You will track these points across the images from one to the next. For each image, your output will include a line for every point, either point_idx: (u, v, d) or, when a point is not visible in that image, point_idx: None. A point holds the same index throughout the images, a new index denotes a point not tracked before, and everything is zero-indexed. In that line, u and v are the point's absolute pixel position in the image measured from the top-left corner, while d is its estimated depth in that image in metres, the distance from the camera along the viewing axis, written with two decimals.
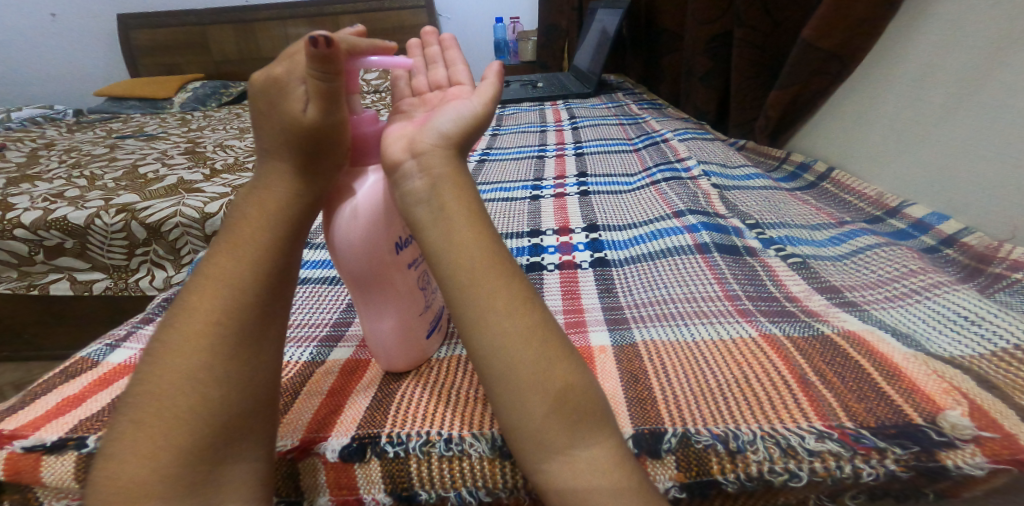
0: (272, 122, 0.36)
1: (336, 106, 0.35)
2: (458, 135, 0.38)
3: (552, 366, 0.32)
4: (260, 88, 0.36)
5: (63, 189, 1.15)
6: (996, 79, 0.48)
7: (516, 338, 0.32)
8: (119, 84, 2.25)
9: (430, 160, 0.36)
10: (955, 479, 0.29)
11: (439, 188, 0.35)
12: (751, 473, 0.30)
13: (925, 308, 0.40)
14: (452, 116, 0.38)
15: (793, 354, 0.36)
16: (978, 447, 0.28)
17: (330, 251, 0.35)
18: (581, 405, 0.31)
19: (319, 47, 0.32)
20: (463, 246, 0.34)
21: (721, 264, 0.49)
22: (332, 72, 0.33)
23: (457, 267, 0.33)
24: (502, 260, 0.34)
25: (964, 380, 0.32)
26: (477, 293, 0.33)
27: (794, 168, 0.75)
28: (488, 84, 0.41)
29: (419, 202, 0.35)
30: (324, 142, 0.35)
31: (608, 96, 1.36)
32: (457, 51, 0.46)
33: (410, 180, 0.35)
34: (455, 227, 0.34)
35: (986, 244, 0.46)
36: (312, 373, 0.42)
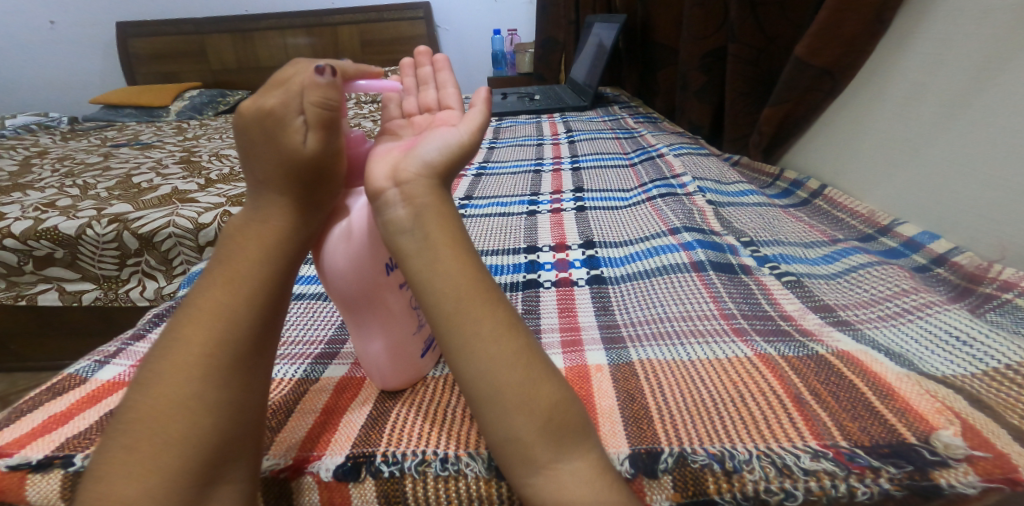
0: (267, 152, 0.36)
1: (336, 134, 0.37)
2: (442, 164, 0.38)
3: (535, 386, 0.32)
4: (252, 118, 0.36)
5: (56, 198, 1.14)
6: (986, 98, 0.49)
7: (502, 362, 0.32)
8: (116, 92, 2.25)
9: (413, 190, 0.36)
10: (950, 499, 0.29)
11: (423, 217, 0.35)
12: (748, 493, 0.30)
13: (916, 328, 0.40)
14: (437, 145, 0.39)
15: (788, 374, 0.37)
16: (970, 466, 0.28)
17: (322, 279, 0.36)
18: (569, 419, 0.32)
19: (324, 76, 0.35)
20: (450, 273, 0.34)
21: (717, 283, 0.50)
22: (334, 101, 0.36)
23: (447, 292, 0.34)
24: (485, 287, 0.35)
25: (957, 400, 0.32)
26: (464, 319, 0.33)
27: (787, 185, 0.76)
28: (476, 111, 0.41)
29: (403, 232, 0.35)
30: (321, 170, 0.36)
31: (604, 109, 1.38)
32: (450, 72, 0.47)
33: (393, 208, 0.35)
34: (438, 254, 0.35)
35: (977, 264, 0.46)
36: (306, 391, 0.42)
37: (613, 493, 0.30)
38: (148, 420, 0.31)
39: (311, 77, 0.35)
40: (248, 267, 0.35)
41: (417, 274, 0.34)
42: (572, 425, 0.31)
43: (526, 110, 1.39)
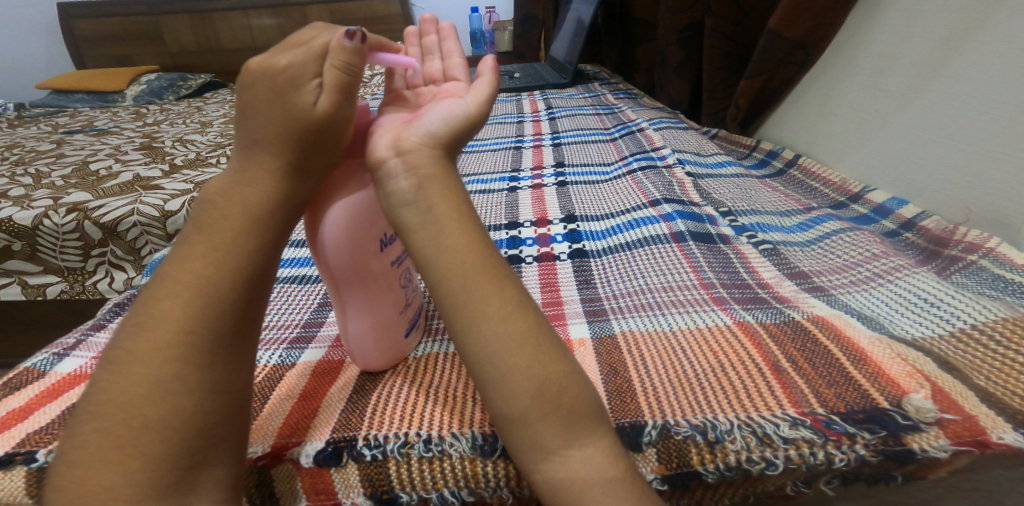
0: (271, 112, 0.33)
1: (353, 100, 0.34)
2: (447, 135, 0.36)
3: (546, 366, 0.31)
4: (260, 76, 0.33)
5: (7, 188, 1.08)
6: (952, 68, 0.50)
7: (510, 345, 0.31)
8: (68, 75, 2.12)
9: (416, 159, 0.34)
10: (921, 462, 0.30)
11: (427, 190, 0.34)
12: (730, 463, 0.30)
13: (886, 291, 0.41)
14: (442, 115, 0.37)
15: (766, 341, 0.37)
16: (941, 430, 0.29)
17: (312, 250, 0.34)
18: (574, 403, 0.31)
19: (354, 41, 0.33)
20: (455, 252, 0.33)
21: (696, 253, 0.50)
22: (357, 68, 0.33)
23: (450, 272, 0.32)
24: (494, 266, 0.34)
25: (927, 363, 0.33)
26: (470, 298, 0.32)
27: (762, 156, 0.77)
28: (483, 83, 0.39)
29: (405, 204, 0.33)
30: (328, 137, 0.34)
31: (584, 86, 1.36)
32: (456, 42, 0.44)
33: (394, 179, 0.34)
34: (444, 231, 0.33)
35: (943, 228, 0.48)
36: (282, 377, 0.41)
37: (628, 470, 0.30)
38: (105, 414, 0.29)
39: (338, 40, 0.33)
40: (216, 241, 0.33)
41: (424, 254, 0.33)
42: (585, 407, 0.31)
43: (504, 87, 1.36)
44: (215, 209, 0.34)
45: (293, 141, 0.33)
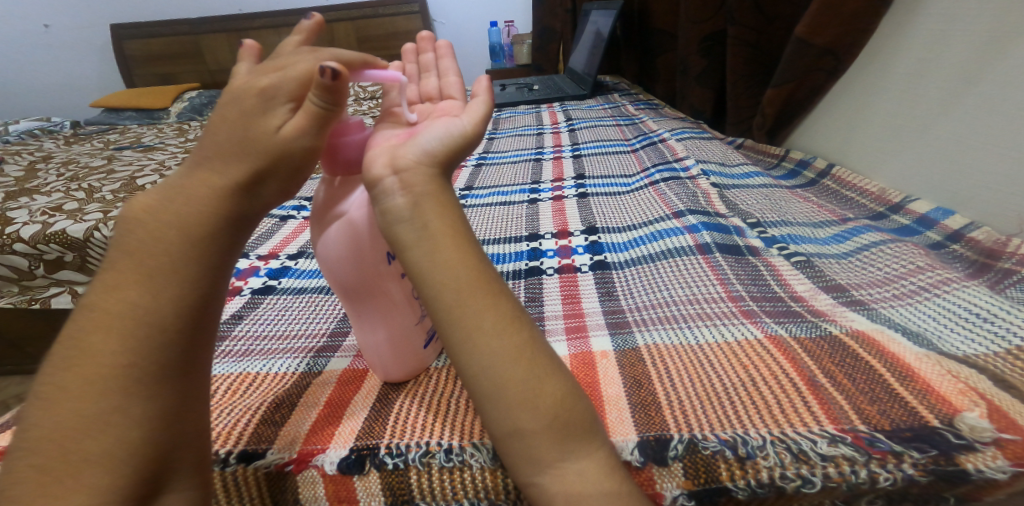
0: (233, 129, 0.34)
1: (321, 131, 0.34)
2: (443, 154, 0.36)
3: (542, 383, 0.31)
4: (239, 94, 0.35)
5: (62, 201, 1.14)
6: (997, 72, 0.47)
7: (507, 358, 0.31)
8: (117, 94, 2.25)
9: (411, 178, 0.34)
10: (977, 484, 0.28)
11: (422, 206, 0.34)
12: (762, 480, 0.29)
13: (934, 306, 0.39)
14: (438, 134, 0.37)
15: (801, 356, 0.36)
16: (999, 450, 0.27)
17: (321, 266, 0.35)
18: (576, 416, 0.30)
19: (326, 79, 0.31)
20: (448, 266, 0.32)
21: (723, 265, 0.48)
22: (332, 102, 0.33)
23: (445, 286, 0.32)
24: (489, 280, 0.33)
25: (981, 380, 0.31)
26: (463, 313, 0.32)
27: (793, 165, 0.75)
28: (478, 102, 0.40)
29: (401, 221, 0.33)
30: (285, 163, 0.34)
31: (604, 97, 1.36)
32: (452, 61, 0.45)
33: (389, 197, 0.34)
34: (440, 247, 0.33)
35: (994, 239, 0.45)
36: (309, 385, 0.41)
37: (623, 483, 0.29)
38: (133, 416, 0.30)
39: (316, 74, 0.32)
40: (178, 257, 0.32)
41: (417, 268, 0.33)
42: (581, 419, 0.30)
43: (525, 99, 1.37)
44: (156, 220, 0.33)
45: (248, 159, 0.34)
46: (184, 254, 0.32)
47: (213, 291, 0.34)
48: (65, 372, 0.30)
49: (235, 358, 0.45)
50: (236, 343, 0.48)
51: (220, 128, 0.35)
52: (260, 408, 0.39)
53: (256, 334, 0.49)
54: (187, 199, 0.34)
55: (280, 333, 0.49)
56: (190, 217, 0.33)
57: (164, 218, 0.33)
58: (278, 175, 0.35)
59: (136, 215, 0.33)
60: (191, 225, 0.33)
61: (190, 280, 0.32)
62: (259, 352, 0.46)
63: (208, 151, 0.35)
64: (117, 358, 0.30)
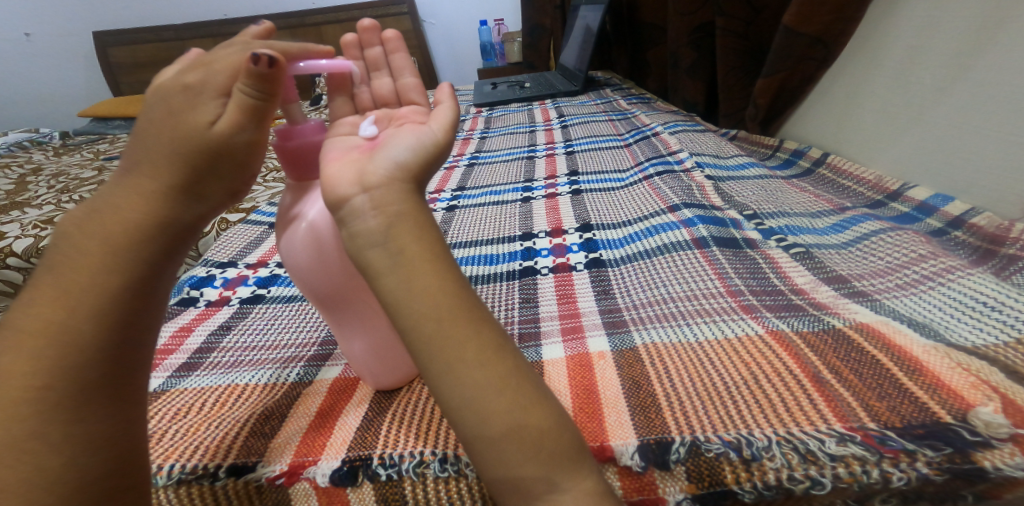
0: (163, 129, 0.33)
1: (260, 124, 0.33)
2: (416, 164, 0.34)
3: (525, 414, 0.29)
4: (165, 92, 0.34)
5: (54, 214, 1.12)
6: (988, 57, 0.47)
7: (490, 389, 0.29)
8: (105, 103, 2.22)
9: (384, 197, 0.32)
10: (995, 483, 0.27)
11: (396, 227, 0.31)
12: (769, 482, 0.28)
13: (939, 296, 0.38)
14: (409, 144, 0.35)
15: (804, 351, 0.35)
16: (1016, 446, 0.26)
17: (292, 277, 0.34)
18: (563, 445, 0.29)
19: (259, 66, 0.30)
20: (426, 296, 0.30)
21: (720, 258, 0.47)
22: (267, 91, 0.32)
23: (424, 316, 0.30)
24: (472, 307, 0.31)
25: (994, 373, 0.30)
26: (444, 345, 0.29)
27: (788, 156, 0.74)
28: (444, 109, 0.39)
29: (373, 245, 0.31)
30: (227, 159, 0.33)
31: (596, 93, 1.35)
32: (404, 55, 0.43)
33: (360, 218, 0.32)
34: (416, 273, 0.30)
35: (997, 224, 0.44)
36: (300, 395, 0.40)
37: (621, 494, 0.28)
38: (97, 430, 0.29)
39: (247, 62, 0.31)
40: (101, 270, 0.31)
41: (392, 296, 0.30)
42: (567, 444, 0.29)
43: (518, 97, 1.35)
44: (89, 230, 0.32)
45: (183, 158, 0.33)
46: (111, 262, 0.31)
47: (149, 298, 0.33)
48: (51, 391, 0.29)
49: (223, 370, 0.44)
50: (224, 354, 0.46)
51: (151, 127, 0.33)
52: (248, 420, 0.37)
53: (245, 345, 0.47)
54: (124, 206, 0.33)
55: (270, 343, 0.47)
56: (112, 226, 0.32)
57: (99, 227, 0.32)
58: (220, 173, 0.34)
59: (89, 223, 0.33)
60: (111, 235, 0.32)
61: (133, 285, 0.32)
62: (247, 362, 0.45)
63: (138, 156, 0.34)
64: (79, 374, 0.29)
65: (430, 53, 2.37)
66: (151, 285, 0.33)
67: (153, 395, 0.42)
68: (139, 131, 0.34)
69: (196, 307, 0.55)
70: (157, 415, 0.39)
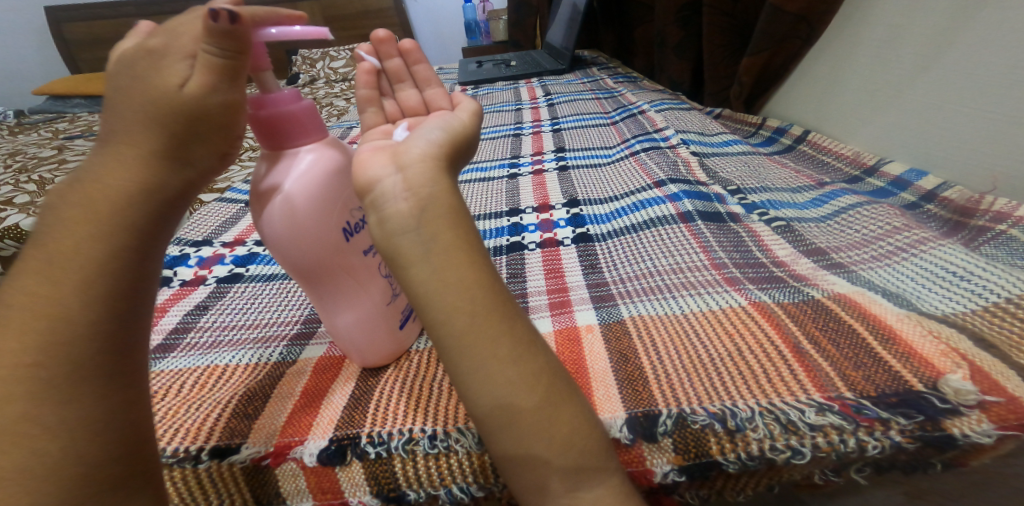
0: (133, 98, 0.32)
1: (234, 84, 0.32)
2: (448, 142, 0.34)
3: (555, 411, 0.29)
4: (127, 58, 0.32)
5: (13, 195, 1.06)
6: (966, 36, 0.47)
7: (521, 386, 0.29)
8: (64, 80, 2.10)
9: (416, 179, 0.31)
10: (963, 449, 0.28)
11: (428, 213, 0.30)
12: (752, 452, 0.29)
13: (912, 266, 0.39)
14: (439, 125, 0.36)
15: (784, 321, 0.36)
16: (983, 414, 0.28)
17: (271, 251, 0.32)
18: (591, 447, 0.29)
19: (220, 22, 0.29)
20: (458, 287, 0.29)
21: (705, 232, 0.48)
22: (235, 47, 0.30)
23: (455, 310, 0.29)
24: (504, 300, 0.30)
25: (962, 340, 0.32)
26: (476, 340, 0.29)
27: (770, 133, 0.75)
28: (466, 100, 0.40)
29: (404, 231, 0.30)
30: (205, 122, 0.32)
31: (583, 71, 1.33)
32: (426, 64, 0.41)
33: (391, 201, 0.31)
34: (448, 264, 0.29)
35: (967, 197, 0.45)
36: (283, 375, 0.39)
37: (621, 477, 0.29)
38: (62, 416, 0.28)
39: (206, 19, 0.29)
40: (60, 252, 0.30)
41: (419, 288, 0.29)
42: (584, 429, 0.29)
43: (503, 75, 1.33)
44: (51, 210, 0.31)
45: (159, 123, 0.31)
46: (74, 241, 0.30)
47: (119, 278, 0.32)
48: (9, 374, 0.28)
49: (200, 351, 0.43)
50: (201, 335, 0.45)
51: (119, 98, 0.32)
52: (230, 401, 0.36)
53: (224, 324, 0.46)
54: (90, 180, 0.31)
55: (250, 322, 0.47)
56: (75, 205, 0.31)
57: (63, 206, 0.31)
58: (203, 138, 0.32)
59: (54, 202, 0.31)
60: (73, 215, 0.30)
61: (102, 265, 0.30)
62: (227, 342, 0.44)
63: (109, 126, 0.32)
64: (42, 360, 0.28)
65: (412, 30, 2.31)
66: (144, 260, 0.31)
67: None
68: (105, 105, 0.32)
69: (170, 287, 0.54)
70: None
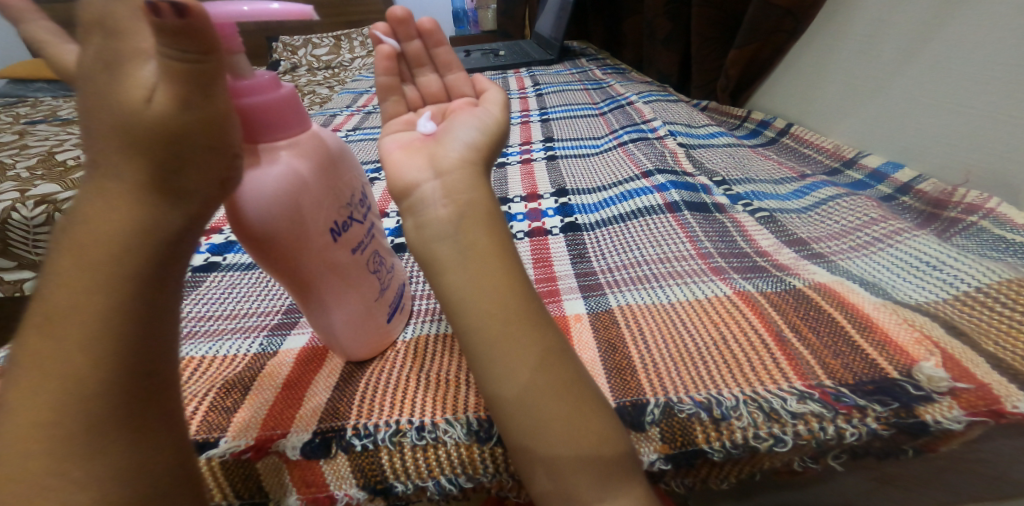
0: (106, 119, 0.27)
1: (210, 92, 0.26)
2: (485, 143, 0.35)
3: (585, 421, 0.28)
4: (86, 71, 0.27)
5: None
6: (946, 32, 0.48)
7: (552, 397, 0.28)
8: (28, 62, 2.00)
9: (455, 187, 0.32)
10: (934, 435, 0.29)
11: (466, 220, 0.31)
12: (736, 441, 0.29)
13: (887, 256, 0.40)
14: (474, 125, 0.35)
15: (767, 310, 0.36)
16: (955, 400, 0.28)
17: (253, 257, 0.30)
18: (619, 458, 0.28)
19: (167, 19, 0.22)
20: (492, 294, 0.30)
21: (692, 222, 0.48)
22: (199, 47, 0.24)
23: (490, 318, 0.29)
24: (537, 309, 0.31)
25: (934, 328, 0.33)
26: (510, 348, 0.29)
27: (754, 125, 0.76)
28: (493, 92, 0.40)
29: (442, 238, 0.31)
30: (193, 142, 0.26)
31: (571, 62, 1.33)
32: (447, 46, 0.41)
33: (430, 207, 0.32)
34: (484, 272, 0.30)
35: (940, 190, 0.47)
36: (263, 366, 0.38)
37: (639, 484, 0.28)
38: None
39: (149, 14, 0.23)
40: None
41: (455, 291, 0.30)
42: (604, 432, 0.28)
43: (490, 65, 1.32)
44: None
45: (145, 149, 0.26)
46: None
47: None
48: None
49: None
50: None
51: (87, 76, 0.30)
52: (207, 394, 0.35)
53: (200, 314, 0.45)
54: None
55: (228, 312, 0.45)
56: None
57: None
58: (193, 162, 0.27)
59: None
60: None
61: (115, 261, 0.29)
62: (203, 333, 0.43)
63: None
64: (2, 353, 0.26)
65: None
66: None
67: None
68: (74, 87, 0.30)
69: None
70: None
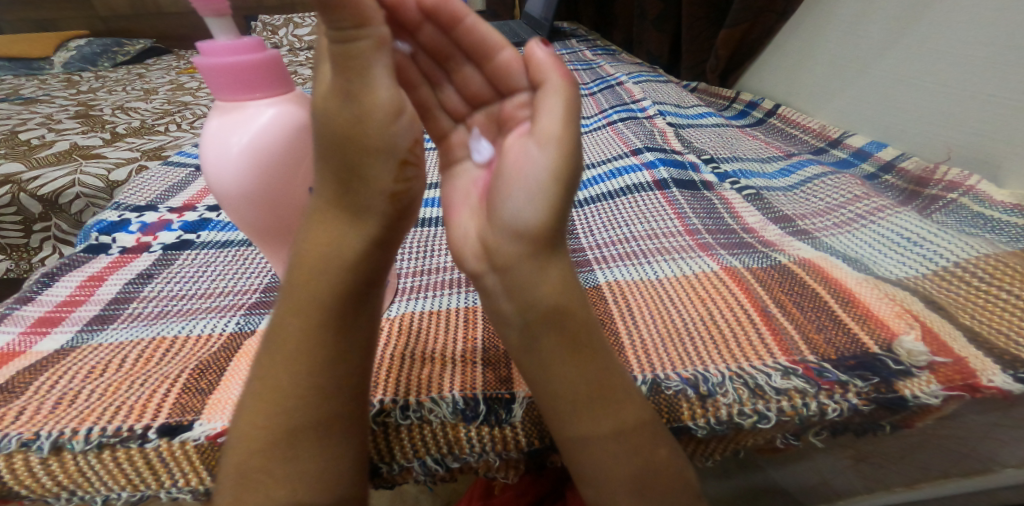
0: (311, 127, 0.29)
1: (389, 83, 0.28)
2: (545, 223, 0.27)
3: (636, 449, 0.27)
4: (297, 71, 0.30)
5: None
6: (932, 12, 0.48)
7: (604, 436, 0.27)
8: None
9: (523, 212, 0.28)
10: (912, 410, 0.29)
11: (533, 318, 0.28)
12: (721, 418, 0.29)
13: (870, 232, 0.41)
14: (529, 191, 0.28)
15: (753, 286, 0.36)
16: (933, 374, 0.28)
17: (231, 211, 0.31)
18: (668, 479, 0.27)
19: None
20: (560, 370, 0.28)
21: (680, 199, 0.48)
22: (351, 19, 0.25)
23: (553, 398, 0.28)
24: (609, 380, 0.28)
25: (914, 302, 0.33)
26: (576, 429, 0.28)
27: (742, 107, 0.76)
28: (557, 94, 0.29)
29: (508, 326, 0.29)
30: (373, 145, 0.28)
31: (561, 43, 1.31)
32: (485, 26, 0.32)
33: (496, 298, 0.30)
34: (552, 359, 0.28)
35: (922, 168, 0.47)
36: (241, 345, 0.37)
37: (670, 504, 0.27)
38: None
39: None
40: None
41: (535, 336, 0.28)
42: (652, 464, 0.27)
43: None
44: None
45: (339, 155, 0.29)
46: None
47: None
48: None
49: (145, 322, 0.40)
50: (146, 305, 0.42)
51: None
52: (180, 376, 0.34)
53: (172, 293, 0.43)
54: None
55: (202, 291, 0.44)
56: None
57: None
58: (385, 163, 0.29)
59: None
60: None
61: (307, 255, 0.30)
62: (175, 312, 0.41)
63: None
64: None
65: None
66: None
67: (62, 352, 0.37)
68: None
69: (108, 254, 0.50)
70: (67, 374, 0.35)
